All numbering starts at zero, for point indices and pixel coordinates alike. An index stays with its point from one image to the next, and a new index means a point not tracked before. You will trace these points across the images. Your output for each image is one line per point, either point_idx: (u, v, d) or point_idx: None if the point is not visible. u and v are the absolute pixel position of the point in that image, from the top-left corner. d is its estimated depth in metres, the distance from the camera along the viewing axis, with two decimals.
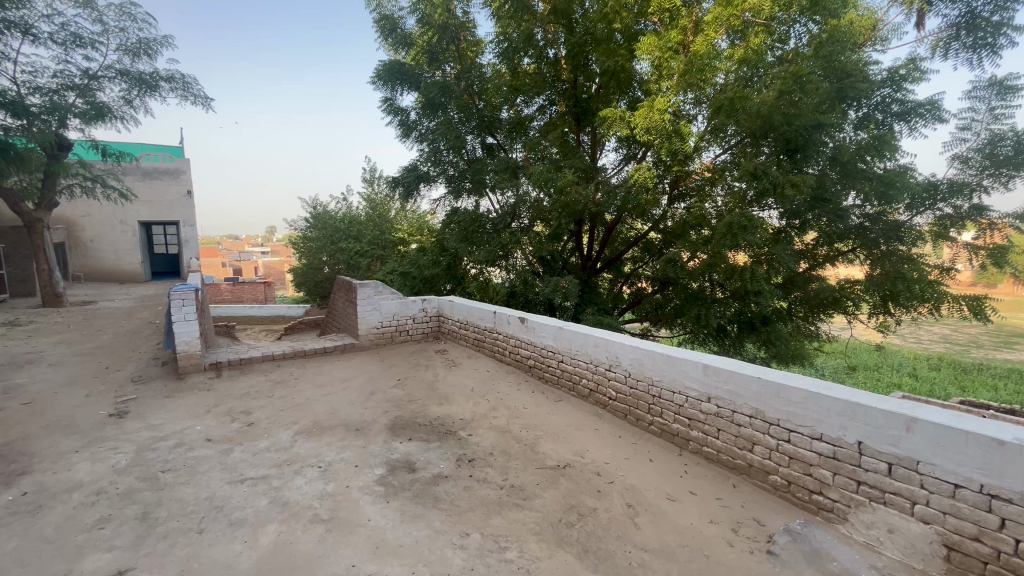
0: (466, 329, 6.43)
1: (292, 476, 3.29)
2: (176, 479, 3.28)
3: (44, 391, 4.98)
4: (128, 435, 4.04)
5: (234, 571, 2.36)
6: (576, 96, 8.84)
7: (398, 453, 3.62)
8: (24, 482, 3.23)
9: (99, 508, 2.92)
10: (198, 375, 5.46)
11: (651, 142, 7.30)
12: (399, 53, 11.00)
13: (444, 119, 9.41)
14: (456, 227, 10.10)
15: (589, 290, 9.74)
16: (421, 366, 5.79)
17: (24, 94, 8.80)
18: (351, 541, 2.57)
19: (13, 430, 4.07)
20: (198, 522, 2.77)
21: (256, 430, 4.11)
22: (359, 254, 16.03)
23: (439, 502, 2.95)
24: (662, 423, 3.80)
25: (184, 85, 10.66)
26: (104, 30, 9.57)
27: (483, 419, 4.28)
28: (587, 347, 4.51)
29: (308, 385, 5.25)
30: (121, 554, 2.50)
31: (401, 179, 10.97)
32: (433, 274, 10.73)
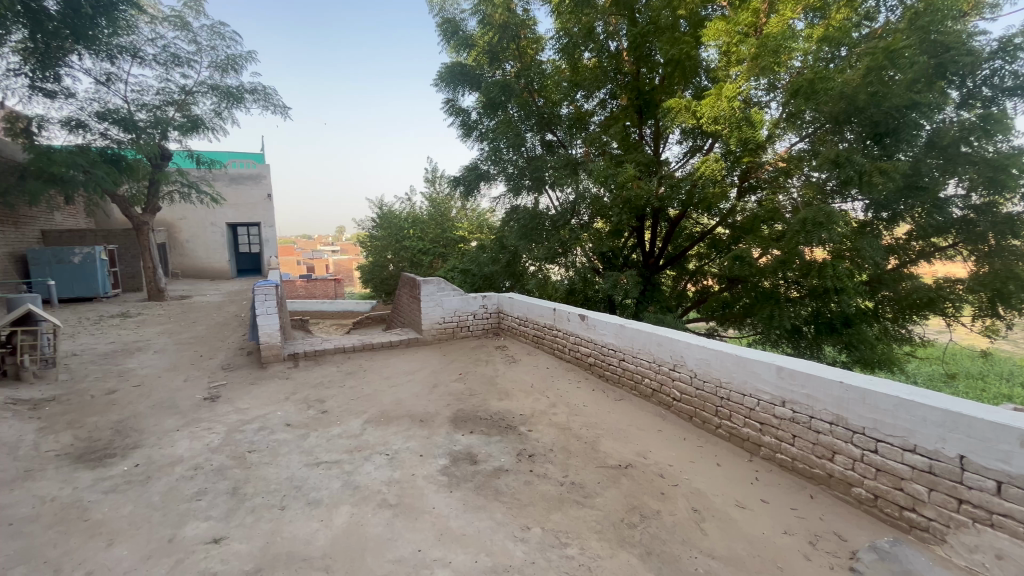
0: (525, 326, 6.47)
1: (362, 461, 3.48)
2: (261, 459, 3.58)
3: (150, 375, 5.59)
4: (219, 417, 4.45)
5: (312, 547, 2.53)
6: (638, 88, 8.52)
7: (460, 445, 3.72)
8: (136, 455, 3.65)
9: (197, 481, 3.25)
10: (278, 365, 5.90)
11: (720, 132, 6.97)
12: (460, 55, 11.25)
13: (505, 117, 9.58)
14: (516, 225, 10.11)
15: (651, 287, 9.52)
16: (481, 361, 5.90)
17: (133, 111, 9.90)
18: (417, 527, 2.67)
19: (126, 408, 4.61)
20: (279, 499, 3.00)
21: (329, 417, 4.39)
22: (422, 252, 16.63)
23: (500, 495, 3.00)
24: (731, 427, 3.63)
25: (265, 95, 11.50)
26: (198, 50, 10.54)
27: (543, 415, 4.29)
28: (649, 346, 4.39)
29: (376, 377, 5.52)
30: (216, 524, 2.76)
31: (462, 178, 11.25)
32: (493, 272, 10.88)
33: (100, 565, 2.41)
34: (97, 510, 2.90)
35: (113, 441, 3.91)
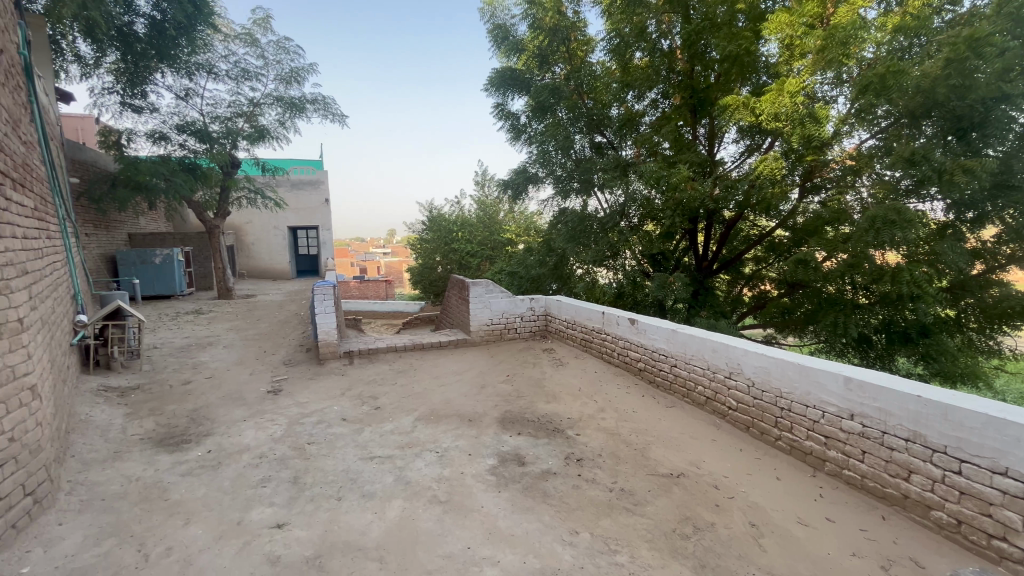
0: (573, 329, 6.42)
1: (413, 458, 3.58)
2: (319, 451, 3.75)
3: (220, 368, 6.01)
4: (281, 409, 4.71)
5: (367, 538, 2.62)
6: (692, 86, 8.27)
7: (508, 446, 3.74)
8: (208, 442, 3.93)
9: (262, 469, 3.46)
10: (335, 362, 6.18)
11: (781, 130, 6.65)
12: (510, 60, 11.39)
13: (554, 120, 9.64)
14: (564, 227, 10.09)
15: (704, 291, 9.21)
16: (529, 364, 5.91)
17: (208, 123, 10.71)
18: (467, 525, 2.72)
19: (200, 398, 4.97)
20: (336, 490, 3.14)
21: (382, 413, 4.54)
22: (471, 254, 16.90)
23: (548, 498, 3.00)
24: (793, 439, 3.44)
25: (325, 104, 12.09)
26: (265, 64, 11.25)
27: (591, 420, 4.25)
28: (703, 352, 4.25)
29: (426, 375, 5.66)
30: (279, 510, 2.92)
31: (510, 181, 11.41)
32: (540, 274, 10.93)
33: (178, 542, 2.61)
34: (176, 491, 3.15)
35: (188, 428, 4.23)
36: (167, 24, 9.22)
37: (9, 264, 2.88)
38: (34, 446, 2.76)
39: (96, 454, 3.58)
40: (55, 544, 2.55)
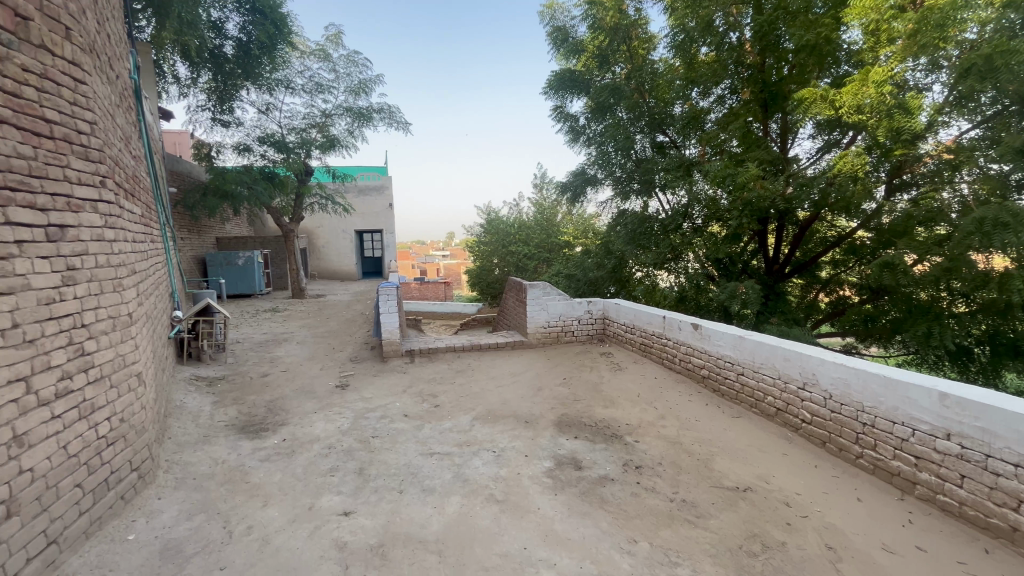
0: (632, 334, 6.28)
1: (470, 456, 3.65)
2: (382, 444, 3.92)
3: (294, 362, 6.43)
4: (348, 403, 4.97)
5: (427, 531, 2.71)
6: (763, 80, 7.78)
7: (565, 449, 3.72)
8: (283, 431, 4.22)
9: (331, 459, 3.66)
10: (397, 360, 6.44)
11: (866, 123, 6.16)
12: (570, 61, 11.41)
13: (614, 120, 9.56)
14: (623, 229, 10.04)
15: (775, 297, 8.66)
16: (586, 368, 5.84)
17: (285, 134, 11.53)
18: (524, 526, 2.73)
19: (276, 390, 5.35)
20: (398, 483, 3.26)
21: (441, 411, 4.67)
22: (528, 257, 16.96)
23: (605, 504, 2.95)
24: (877, 458, 3.17)
25: (390, 113, 12.63)
26: (337, 77, 11.94)
27: (650, 427, 4.13)
28: (774, 360, 4.01)
29: (483, 376, 5.75)
30: (345, 498, 3.08)
31: (569, 184, 11.63)
32: (598, 277, 10.83)
33: (258, 522, 2.82)
34: (256, 475, 3.41)
35: (266, 417, 4.57)
36: (252, 44, 10.03)
37: (123, 266, 3.25)
38: (139, 428, 3.09)
39: (189, 437, 3.95)
40: (155, 516, 2.84)
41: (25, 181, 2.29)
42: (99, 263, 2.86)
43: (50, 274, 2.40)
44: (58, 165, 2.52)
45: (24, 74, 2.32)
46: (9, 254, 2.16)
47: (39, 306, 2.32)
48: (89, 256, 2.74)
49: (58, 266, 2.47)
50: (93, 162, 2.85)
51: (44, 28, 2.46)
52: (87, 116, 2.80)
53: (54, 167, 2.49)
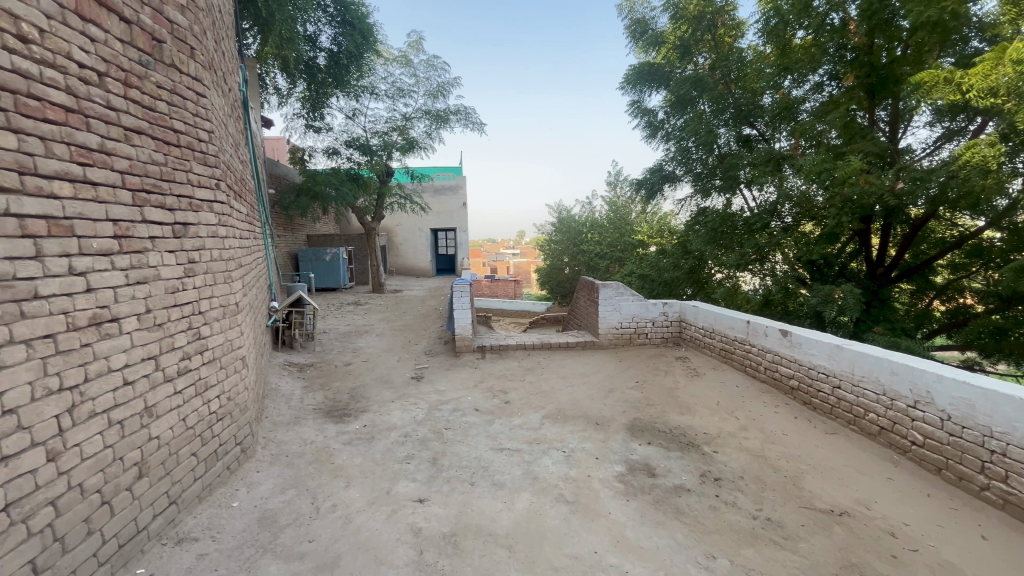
0: (711, 338, 5.97)
1: (540, 454, 3.66)
2: (454, 436, 4.04)
3: (374, 353, 6.82)
4: (423, 395, 5.17)
5: (497, 525, 2.75)
6: (870, 63, 6.92)
7: (637, 455, 3.61)
8: (364, 417, 4.49)
9: (407, 447, 3.83)
10: (469, 355, 6.61)
11: (1000, 108, 5.34)
12: (649, 54, 11.07)
13: (695, 113, 9.20)
14: (703, 228, 9.67)
15: (879, 304, 7.70)
16: (660, 371, 5.64)
17: (369, 137, 12.23)
18: (595, 529, 2.68)
19: (357, 378, 5.69)
20: (470, 475, 3.34)
21: (511, 408, 4.72)
22: (600, 256, 16.59)
23: (681, 515, 2.82)
24: (1008, 491, 2.76)
25: (466, 115, 12.98)
26: (417, 82, 12.46)
27: (730, 437, 3.90)
28: (878, 374, 3.62)
29: (553, 374, 5.74)
30: (420, 485, 3.22)
31: (645, 180, 11.33)
32: (674, 278, 10.44)
33: (341, 501, 3.02)
34: (339, 457, 3.66)
35: (349, 403, 4.88)
36: (341, 55, 10.73)
37: (232, 260, 3.62)
38: (243, 406, 3.42)
39: (282, 418, 4.32)
40: (254, 487, 3.14)
41: (157, 184, 2.61)
42: (214, 258, 3.19)
43: (175, 266, 2.72)
44: (183, 171, 2.85)
45: (158, 90, 2.65)
46: (145, 248, 2.47)
47: (167, 294, 2.63)
48: (205, 250, 3.08)
49: (182, 260, 2.80)
50: (210, 167, 3.20)
51: (175, 48, 2.80)
52: (206, 125, 3.13)
53: (180, 172, 2.82)
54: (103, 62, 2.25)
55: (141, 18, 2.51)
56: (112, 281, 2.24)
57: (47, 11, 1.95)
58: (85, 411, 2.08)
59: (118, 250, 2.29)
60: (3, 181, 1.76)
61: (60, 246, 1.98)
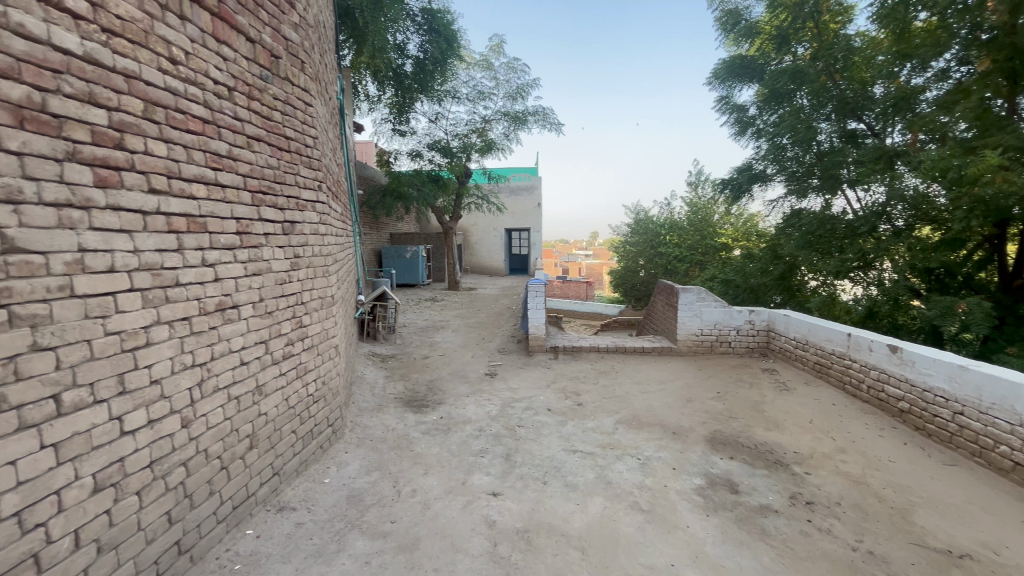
0: (804, 350, 5.52)
1: (614, 459, 3.59)
2: (527, 434, 4.09)
3: (450, 348, 7.07)
4: (496, 391, 5.28)
5: (570, 526, 2.75)
6: (1013, 45, 5.78)
7: (718, 469, 3.44)
8: (441, 409, 4.67)
9: (481, 441, 3.93)
10: (541, 354, 6.64)
11: None
12: (741, 45, 10.54)
13: (793, 108, 8.61)
14: (796, 231, 9.00)
15: (1015, 321, 6.61)
16: (744, 383, 5.30)
17: (450, 139, 12.68)
18: (672, 541, 2.60)
19: (433, 371, 5.94)
20: (543, 474, 3.37)
21: (584, 410, 4.68)
22: (678, 259, 15.89)
23: (767, 536, 2.65)
24: None
25: (544, 115, 13.04)
26: (497, 84, 12.74)
27: (825, 459, 3.59)
28: (1013, 402, 3.15)
29: (627, 379, 5.61)
30: (494, 480, 3.29)
31: (732, 180, 10.74)
32: (761, 284, 9.80)
33: (421, 487, 3.18)
34: (418, 445, 3.84)
35: (427, 395, 5.11)
36: (427, 61, 11.23)
37: (329, 257, 3.94)
38: (335, 390, 3.71)
39: (367, 404, 4.61)
40: (343, 467, 3.39)
41: (271, 186, 2.90)
42: (315, 254, 3.49)
43: (283, 260, 3.00)
44: (292, 174, 3.14)
45: (274, 101, 2.94)
46: (261, 244, 2.76)
47: (276, 285, 2.92)
48: (308, 246, 3.37)
49: (289, 254, 3.09)
50: (314, 169, 3.49)
51: (288, 62, 3.09)
52: (312, 132, 3.43)
53: (290, 175, 3.11)
54: (232, 79, 2.55)
55: (263, 37, 2.80)
56: (234, 272, 2.53)
57: (191, 36, 2.24)
58: (211, 386, 2.36)
59: (239, 245, 2.58)
60: (156, 183, 2.04)
61: (196, 241, 2.27)
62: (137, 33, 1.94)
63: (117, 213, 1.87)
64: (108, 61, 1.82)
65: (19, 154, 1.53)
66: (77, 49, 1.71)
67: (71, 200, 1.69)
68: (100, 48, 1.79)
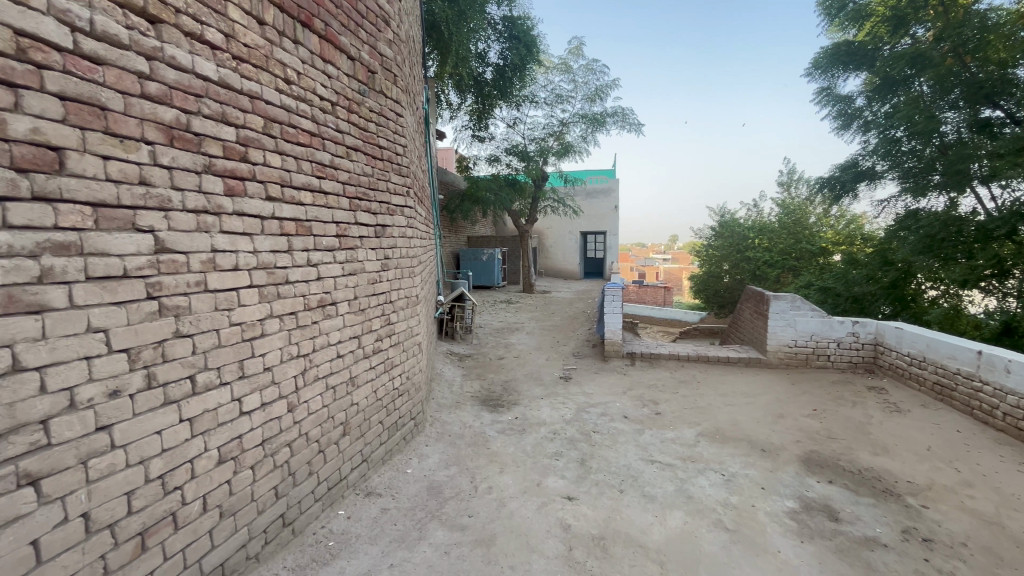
0: (922, 368, 4.90)
1: (696, 473, 3.43)
2: (603, 441, 4.02)
3: (524, 350, 7.13)
4: (571, 395, 5.24)
5: (648, 537, 2.67)
6: None
7: (815, 493, 3.16)
8: (516, 410, 4.73)
9: (556, 444, 3.93)
10: (618, 360, 6.49)
11: None
12: (848, 30, 9.65)
13: (910, 96, 7.71)
14: (913, 234, 7.88)
15: None
16: (846, 402, 4.82)
17: (527, 143, 12.81)
18: (760, 565, 2.43)
19: (508, 372, 6.04)
20: (619, 483, 3.29)
21: (663, 420, 4.51)
22: (768, 264, 14.74)
23: (873, 572, 2.40)
24: None
25: (624, 116, 12.79)
26: (575, 87, 12.69)
27: (946, 492, 3.16)
28: None
29: (710, 390, 5.32)
30: (569, 484, 3.28)
31: (833, 178, 9.82)
32: (867, 293, 8.85)
33: (496, 485, 3.24)
34: (494, 443, 3.92)
35: (502, 395, 5.20)
36: (507, 67, 11.44)
37: (414, 259, 4.14)
38: (417, 386, 3.90)
39: (445, 401, 4.79)
40: (424, 458, 3.56)
41: (366, 193, 3.11)
42: (402, 256, 3.69)
43: (374, 261, 3.20)
44: (384, 181, 3.35)
45: (370, 113, 3.15)
46: (356, 246, 2.98)
47: (369, 285, 3.13)
48: (396, 248, 3.57)
49: (379, 255, 3.29)
50: (403, 176, 3.70)
51: (382, 76, 3.31)
52: (402, 142, 3.64)
53: (383, 181, 3.33)
54: (336, 94, 2.78)
55: (361, 55, 3.03)
56: (333, 271, 2.75)
57: (302, 58, 2.48)
58: (312, 375, 2.59)
59: (338, 247, 2.80)
60: (272, 191, 2.28)
61: (304, 243, 2.50)
62: (259, 59, 2.19)
63: (242, 218, 2.11)
64: (236, 85, 2.07)
65: (169, 168, 1.78)
66: (213, 75, 1.96)
67: (207, 207, 1.94)
68: (231, 73, 2.04)
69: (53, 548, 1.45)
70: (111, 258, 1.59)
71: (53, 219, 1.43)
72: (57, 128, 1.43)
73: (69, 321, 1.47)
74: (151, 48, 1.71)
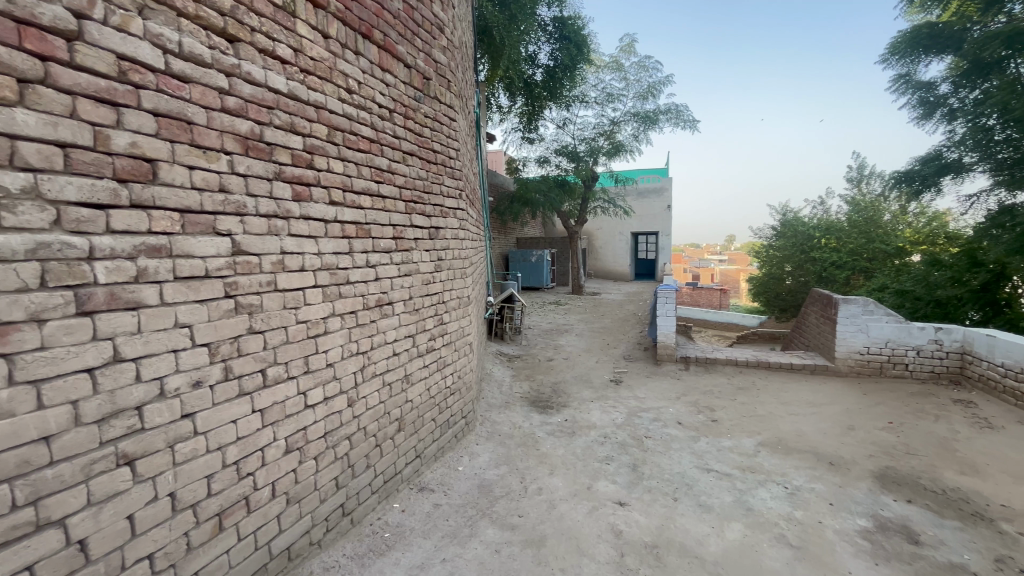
0: (1018, 381, 4.42)
1: (756, 484, 3.27)
2: (656, 446, 3.92)
3: (573, 352, 7.08)
4: (622, 399, 5.14)
5: (705, 549, 2.57)
6: None
7: (891, 512, 2.93)
8: (565, 412, 4.70)
9: (606, 448, 3.88)
10: (671, 364, 6.30)
11: None
12: (931, 11, 8.86)
13: (1005, 80, 6.97)
14: (1007, 233, 7.08)
15: None
16: (927, 415, 4.43)
17: (577, 143, 12.70)
18: None
19: (557, 374, 6.01)
20: (673, 490, 3.20)
21: (720, 427, 4.34)
22: (836, 265, 13.81)
23: None
24: None
25: (677, 113, 12.41)
26: (627, 85, 12.45)
27: None
28: None
29: (771, 398, 5.05)
30: (620, 489, 3.22)
31: (912, 172, 9.05)
32: (953, 297, 8.14)
33: (546, 486, 3.24)
34: (544, 444, 3.92)
35: (552, 396, 5.19)
36: (557, 68, 11.37)
37: (466, 260, 4.22)
38: (468, 385, 3.97)
39: (495, 401, 4.84)
40: (475, 457, 3.61)
41: (421, 197, 3.21)
42: (454, 257, 3.76)
43: (428, 261, 3.29)
44: (438, 184, 3.43)
45: (425, 119, 3.25)
46: (411, 248, 3.07)
47: (423, 285, 3.22)
48: (449, 250, 3.65)
49: (433, 256, 3.37)
50: (456, 179, 3.77)
51: (437, 82, 3.40)
52: (455, 145, 3.72)
53: (437, 185, 3.42)
54: (393, 102, 2.88)
55: (417, 62, 3.12)
56: (390, 272, 2.85)
57: (363, 68, 2.60)
58: (370, 372, 2.69)
59: (394, 249, 2.90)
60: (335, 196, 2.40)
61: (363, 245, 2.61)
62: (324, 70, 2.31)
63: (307, 221, 2.23)
64: (304, 96, 2.20)
65: (245, 176, 1.92)
66: (284, 88, 2.09)
67: (277, 212, 2.07)
68: (300, 86, 2.17)
69: (146, 523, 1.59)
70: (195, 259, 1.72)
71: (148, 224, 1.57)
72: (151, 141, 1.58)
73: (160, 317, 1.61)
74: (230, 65, 1.85)
